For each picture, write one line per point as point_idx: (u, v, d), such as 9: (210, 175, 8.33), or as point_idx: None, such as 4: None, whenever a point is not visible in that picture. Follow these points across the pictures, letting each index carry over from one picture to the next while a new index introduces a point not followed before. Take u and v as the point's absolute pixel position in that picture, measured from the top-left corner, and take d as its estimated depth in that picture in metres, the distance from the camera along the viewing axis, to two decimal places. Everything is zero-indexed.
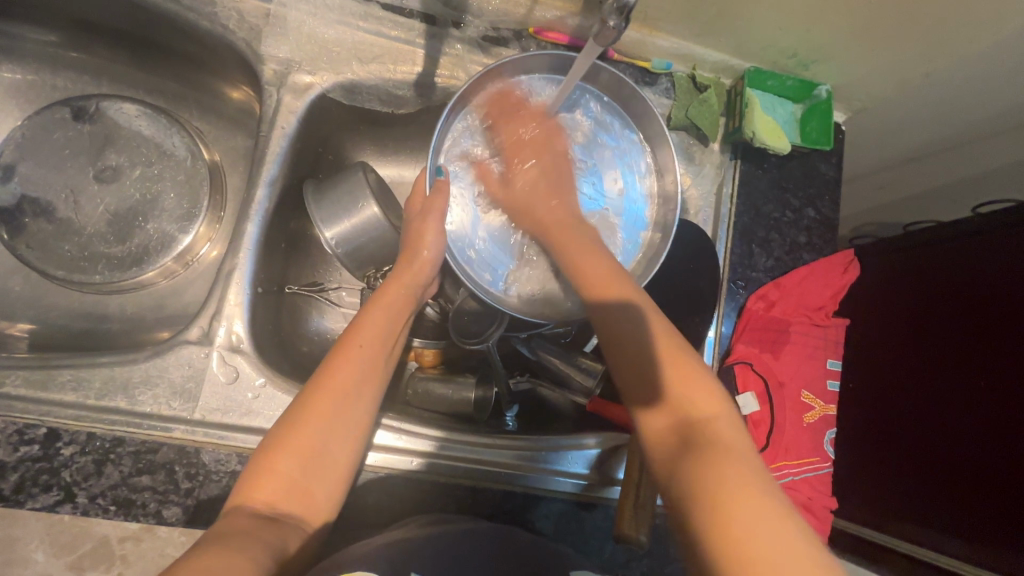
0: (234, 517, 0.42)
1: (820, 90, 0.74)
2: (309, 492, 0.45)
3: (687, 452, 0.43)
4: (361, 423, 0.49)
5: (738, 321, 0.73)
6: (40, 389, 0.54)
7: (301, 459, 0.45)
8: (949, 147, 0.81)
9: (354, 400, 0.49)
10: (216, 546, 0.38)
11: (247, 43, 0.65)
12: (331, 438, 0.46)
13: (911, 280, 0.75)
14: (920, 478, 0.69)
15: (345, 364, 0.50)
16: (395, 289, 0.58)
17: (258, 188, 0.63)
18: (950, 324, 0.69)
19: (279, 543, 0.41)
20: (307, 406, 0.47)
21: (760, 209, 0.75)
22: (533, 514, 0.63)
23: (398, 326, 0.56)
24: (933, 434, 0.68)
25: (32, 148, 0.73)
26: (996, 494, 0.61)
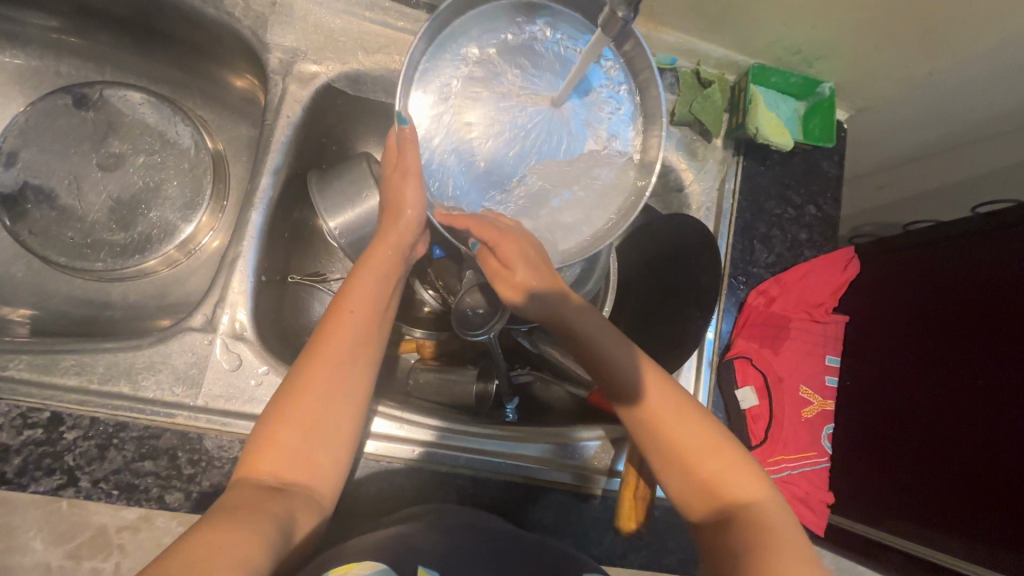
0: (241, 489, 0.43)
1: (823, 88, 0.74)
2: (313, 461, 0.46)
3: (730, 510, 0.46)
4: (358, 389, 0.49)
5: (738, 316, 0.73)
6: (43, 373, 0.54)
7: (301, 430, 0.46)
8: (950, 147, 0.81)
9: (349, 368, 0.49)
10: (222, 522, 0.39)
11: (252, 31, 0.65)
12: (331, 406, 0.47)
13: (909, 278, 0.75)
14: (915, 476, 0.70)
15: (337, 331, 0.50)
16: (383, 249, 0.57)
17: (263, 177, 0.64)
18: (947, 324, 0.70)
19: (288, 520, 0.42)
20: (302, 374, 0.47)
21: (762, 205, 0.75)
22: (533, 504, 0.64)
23: (389, 288, 0.56)
24: (928, 432, 0.69)
25: (35, 134, 0.72)
26: (993, 491, 0.62)
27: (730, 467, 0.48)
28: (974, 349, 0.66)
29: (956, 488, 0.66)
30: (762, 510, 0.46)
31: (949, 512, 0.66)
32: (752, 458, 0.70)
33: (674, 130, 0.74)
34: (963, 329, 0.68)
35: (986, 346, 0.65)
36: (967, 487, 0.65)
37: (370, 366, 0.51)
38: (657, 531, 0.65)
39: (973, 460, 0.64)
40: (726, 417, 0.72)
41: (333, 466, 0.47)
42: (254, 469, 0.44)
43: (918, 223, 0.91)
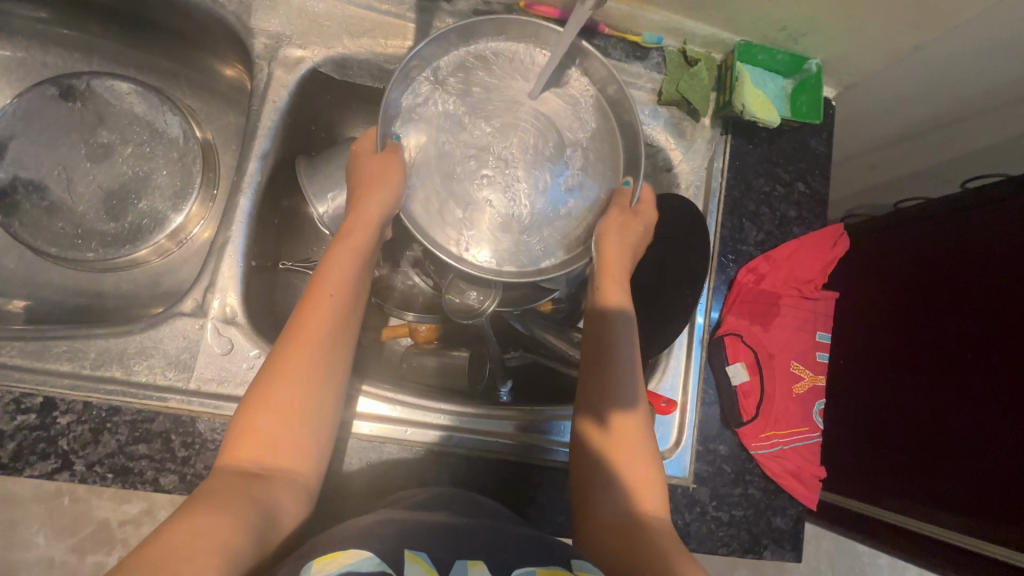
0: (225, 478, 0.42)
1: (810, 65, 0.74)
2: (293, 449, 0.46)
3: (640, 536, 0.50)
4: (336, 373, 0.49)
5: (728, 293, 0.73)
6: (36, 359, 0.54)
7: (280, 417, 0.46)
8: (938, 123, 0.82)
9: (329, 354, 0.49)
10: (204, 503, 0.39)
11: (237, 17, 0.65)
12: (309, 396, 0.47)
13: (901, 255, 0.76)
14: (909, 452, 0.71)
15: (315, 317, 0.50)
16: (359, 235, 0.55)
17: (251, 162, 0.64)
18: (940, 302, 0.70)
19: (273, 505, 0.42)
20: (277, 366, 0.47)
21: (751, 184, 0.75)
22: (526, 483, 0.64)
23: (364, 270, 0.55)
24: (923, 408, 0.70)
25: (22, 125, 0.72)
26: (986, 463, 0.63)
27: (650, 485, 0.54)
28: (967, 326, 0.66)
29: (953, 463, 0.66)
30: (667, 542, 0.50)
31: (945, 486, 0.67)
32: (743, 434, 0.70)
33: (661, 110, 0.74)
34: (956, 306, 0.68)
35: (978, 323, 0.65)
36: (960, 462, 0.66)
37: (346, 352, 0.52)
38: None
39: (968, 435, 0.65)
40: (717, 392, 0.72)
41: (315, 454, 0.47)
42: (236, 456, 0.44)
43: (908, 200, 0.91)
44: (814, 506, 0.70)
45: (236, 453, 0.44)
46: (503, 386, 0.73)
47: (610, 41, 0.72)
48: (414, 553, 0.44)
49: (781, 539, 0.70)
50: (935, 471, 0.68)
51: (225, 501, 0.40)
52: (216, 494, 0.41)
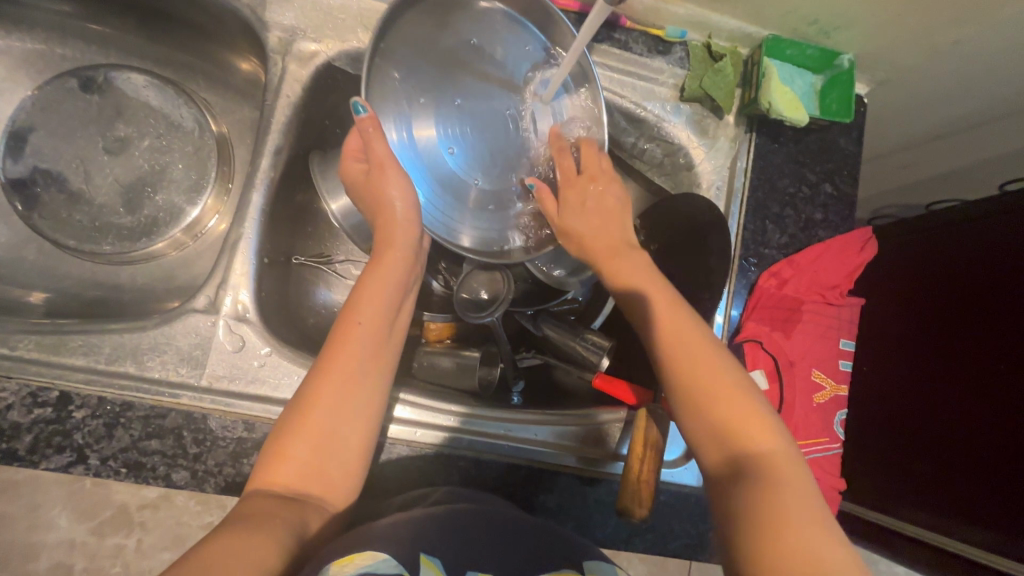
0: (256, 501, 0.43)
1: (843, 60, 0.71)
2: (328, 478, 0.46)
3: (751, 485, 0.42)
4: (371, 402, 0.49)
5: (749, 298, 0.71)
6: (53, 354, 0.55)
7: (314, 444, 0.45)
8: (976, 123, 0.78)
9: (362, 380, 0.49)
10: (234, 530, 0.39)
11: (251, 9, 0.64)
12: (342, 420, 0.47)
13: (920, 262, 0.74)
14: (930, 465, 0.68)
15: (349, 342, 0.49)
16: (392, 257, 0.55)
17: (263, 157, 0.63)
18: (955, 311, 0.68)
19: (300, 522, 0.42)
20: (310, 395, 0.47)
21: (775, 184, 0.72)
22: (538, 488, 0.63)
23: (399, 295, 0.54)
24: (940, 422, 0.67)
25: (41, 118, 0.73)
26: (1000, 473, 0.60)
27: (756, 421, 0.46)
28: (984, 335, 0.64)
29: (971, 478, 0.63)
30: (770, 469, 0.43)
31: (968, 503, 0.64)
32: None
33: (683, 106, 0.71)
34: (971, 318, 0.66)
35: (995, 336, 0.63)
36: (975, 474, 0.63)
37: (382, 381, 0.50)
38: (662, 516, 0.65)
39: (972, 445, 0.63)
40: None
41: (345, 481, 0.47)
42: (267, 480, 0.44)
43: (941, 203, 0.87)
44: None
45: (268, 474, 0.44)
46: (515, 386, 0.72)
47: (631, 34, 0.70)
48: (429, 559, 0.43)
49: None
50: (955, 486, 0.65)
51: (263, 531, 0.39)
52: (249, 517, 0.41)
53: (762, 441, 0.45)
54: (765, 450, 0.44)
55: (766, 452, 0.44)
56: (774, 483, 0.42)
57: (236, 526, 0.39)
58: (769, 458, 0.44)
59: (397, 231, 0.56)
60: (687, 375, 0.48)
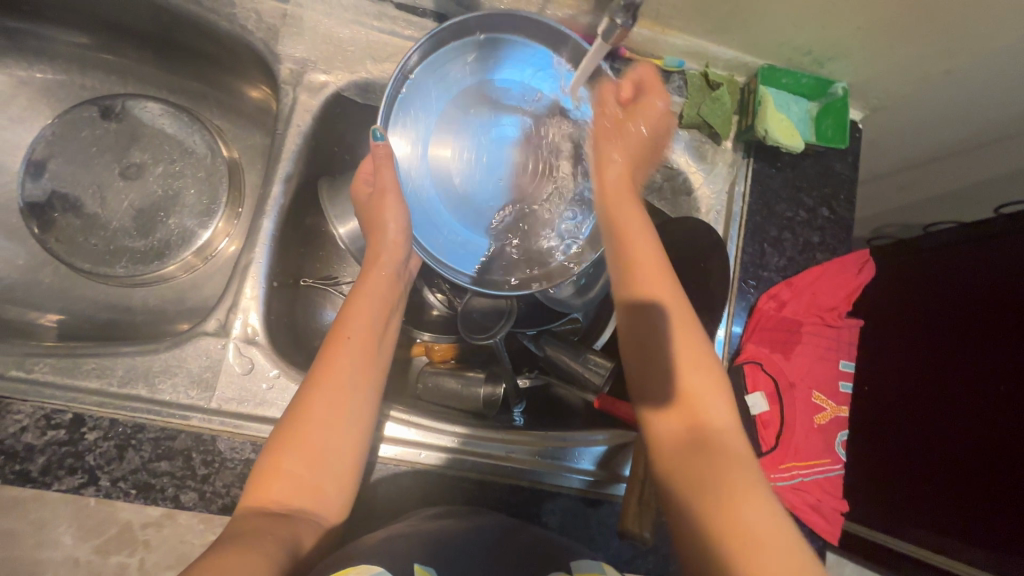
0: (248, 518, 0.44)
1: (836, 88, 0.73)
2: (316, 495, 0.47)
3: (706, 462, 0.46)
4: (359, 414, 0.51)
5: (748, 320, 0.72)
6: (67, 376, 0.56)
7: (307, 461, 0.47)
8: (968, 148, 0.80)
9: (347, 399, 0.50)
10: (232, 545, 0.40)
11: (265, 43, 0.67)
12: (331, 435, 0.49)
13: (907, 282, 0.75)
14: (928, 483, 0.68)
15: (336, 361, 0.51)
16: (377, 276, 0.58)
17: (274, 184, 0.65)
18: (948, 331, 0.70)
19: (291, 541, 0.44)
20: (297, 414, 0.48)
21: (773, 208, 0.74)
22: (541, 509, 0.64)
23: (384, 315, 0.56)
24: (936, 440, 0.68)
25: (60, 145, 0.75)
26: (1000, 491, 0.62)
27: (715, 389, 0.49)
28: (982, 355, 0.66)
29: (968, 496, 0.65)
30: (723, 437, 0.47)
31: (964, 521, 0.65)
32: (763, 465, 0.68)
33: (681, 133, 0.73)
34: (966, 339, 0.68)
35: (991, 356, 0.65)
36: (975, 492, 0.64)
37: (370, 396, 0.53)
38: (664, 538, 0.65)
39: (971, 463, 0.65)
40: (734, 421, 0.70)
41: (334, 496, 0.48)
42: (262, 499, 0.46)
43: (938, 225, 0.88)
44: (836, 542, 0.69)
45: (262, 493, 0.46)
46: (517, 408, 0.73)
47: (630, 64, 0.72)
48: (425, 568, 0.44)
49: None
50: (951, 504, 0.66)
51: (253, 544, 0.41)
52: (245, 533, 0.42)
53: (715, 406, 0.48)
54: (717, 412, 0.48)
55: (725, 426, 0.47)
56: (725, 462, 0.45)
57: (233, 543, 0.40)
58: (722, 425, 0.47)
59: (381, 253, 0.58)
60: (660, 335, 0.51)
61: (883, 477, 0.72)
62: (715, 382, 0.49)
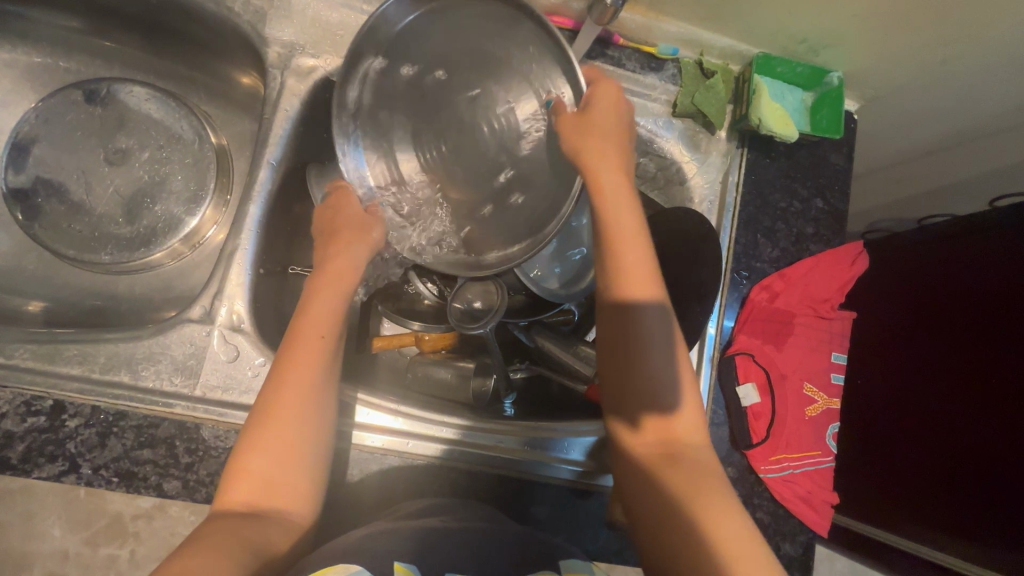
0: (218, 519, 0.44)
1: (832, 77, 0.72)
2: (288, 491, 0.47)
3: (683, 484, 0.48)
4: (321, 407, 0.50)
5: (741, 311, 0.71)
6: (47, 363, 0.55)
7: (275, 458, 0.47)
8: (963, 141, 0.79)
9: (312, 395, 0.50)
10: (199, 546, 0.40)
11: (252, 25, 0.65)
12: (296, 429, 0.48)
13: (917, 275, 0.74)
14: (927, 478, 0.67)
15: (300, 359, 0.51)
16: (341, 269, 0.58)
17: (261, 169, 0.64)
18: (950, 320, 0.69)
19: (263, 542, 0.43)
20: (265, 412, 0.48)
21: (767, 199, 0.73)
22: (529, 500, 0.64)
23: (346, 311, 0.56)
24: (934, 428, 0.68)
25: (44, 129, 0.74)
26: (1004, 488, 0.61)
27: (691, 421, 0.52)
28: (988, 348, 0.64)
29: (965, 485, 0.64)
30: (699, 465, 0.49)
31: (959, 510, 0.64)
32: (753, 457, 0.67)
33: (676, 122, 0.72)
34: (971, 331, 0.66)
35: (995, 349, 0.63)
36: (977, 487, 0.63)
37: (332, 391, 0.52)
38: None
39: (973, 459, 0.64)
40: (726, 413, 0.69)
41: (307, 490, 0.48)
42: (229, 499, 0.45)
43: (933, 217, 0.88)
44: (826, 534, 0.67)
45: (230, 494, 0.45)
46: (507, 399, 0.71)
47: (624, 51, 0.71)
48: (404, 566, 0.43)
49: (791, 566, 0.67)
50: (947, 492, 0.66)
51: (218, 544, 0.40)
52: (210, 534, 0.42)
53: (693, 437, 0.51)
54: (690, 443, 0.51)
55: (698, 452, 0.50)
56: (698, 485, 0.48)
57: (193, 544, 0.40)
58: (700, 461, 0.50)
59: (350, 253, 0.59)
60: (639, 357, 0.51)
61: (880, 473, 0.71)
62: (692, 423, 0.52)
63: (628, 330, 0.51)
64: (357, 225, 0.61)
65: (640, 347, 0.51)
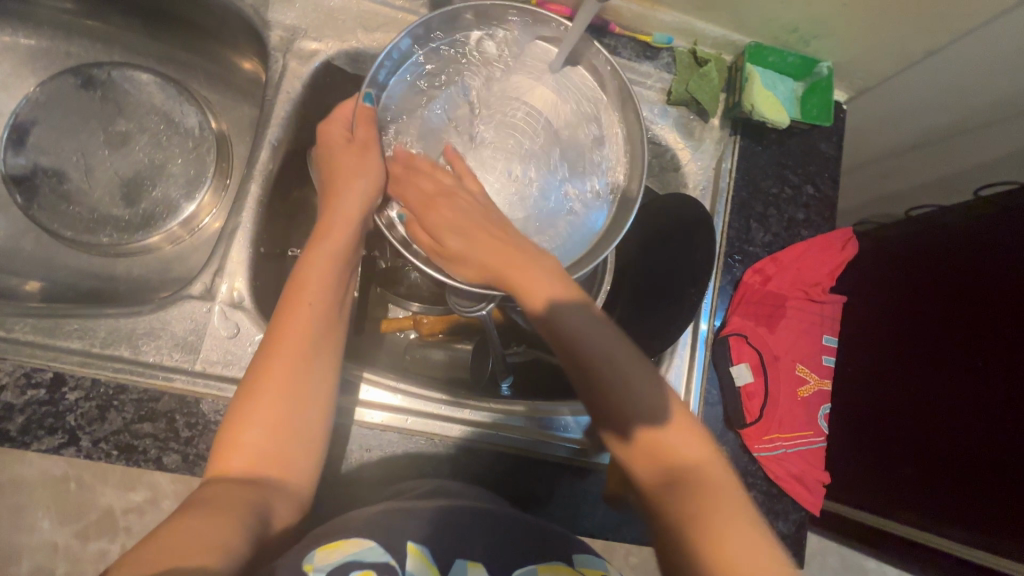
0: (215, 484, 0.44)
1: (821, 67, 0.74)
2: (284, 462, 0.47)
3: (688, 496, 0.43)
4: (322, 381, 0.50)
5: (734, 293, 0.73)
6: (47, 336, 0.55)
7: (270, 429, 0.47)
8: (947, 133, 0.82)
9: (308, 363, 0.49)
10: (196, 513, 0.40)
11: (254, 9, 0.66)
12: (293, 403, 0.48)
13: (909, 263, 0.75)
14: (923, 466, 0.69)
15: (297, 321, 0.50)
16: (340, 227, 0.56)
17: (263, 150, 0.65)
18: (944, 308, 0.70)
19: (263, 507, 0.44)
20: (260, 380, 0.48)
21: (759, 185, 0.75)
22: (527, 476, 0.64)
23: (344, 270, 0.55)
24: (933, 423, 0.68)
25: (45, 112, 0.74)
26: (993, 472, 0.62)
27: (683, 437, 0.45)
28: (979, 336, 0.65)
29: (962, 471, 0.65)
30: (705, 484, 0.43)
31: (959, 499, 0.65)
32: (747, 435, 0.69)
33: (671, 109, 0.74)
34: (962, 319, 0.67)
35: (987, 337, 0.64)
36: (969, 472, 0.64)
37: (332, 365, 0.51)
38: None
39: (966, 446, 0.65)
40: (720, 392, 0.71)
41: (303, 462, 0.48)
42: (220, 471, 0.45)
43: (920, 208, 0.90)
44: (817, 511, 0.68)
45: (222, 463, 0.45)
46: (504, 381, 0.71)
47: (620, 40, 0.73)
48: (416, 547, 0.44)
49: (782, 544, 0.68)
50: (943, 480, 0.67)
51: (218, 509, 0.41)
52: (210, 499, 0.42)
53: (694, 452, 0.45)
54: (693, 461, 0.44)
55: (702, 464, 0.44)
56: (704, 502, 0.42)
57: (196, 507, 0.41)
58: (706, 471, 0.44)
59: (340, 205, 0.56)
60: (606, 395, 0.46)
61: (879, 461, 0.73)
62: (695, 439, 0.45)
63: (567, 338, 0.47)
64: (358, 144, 0.57)
65: (609, 386, 0.46)
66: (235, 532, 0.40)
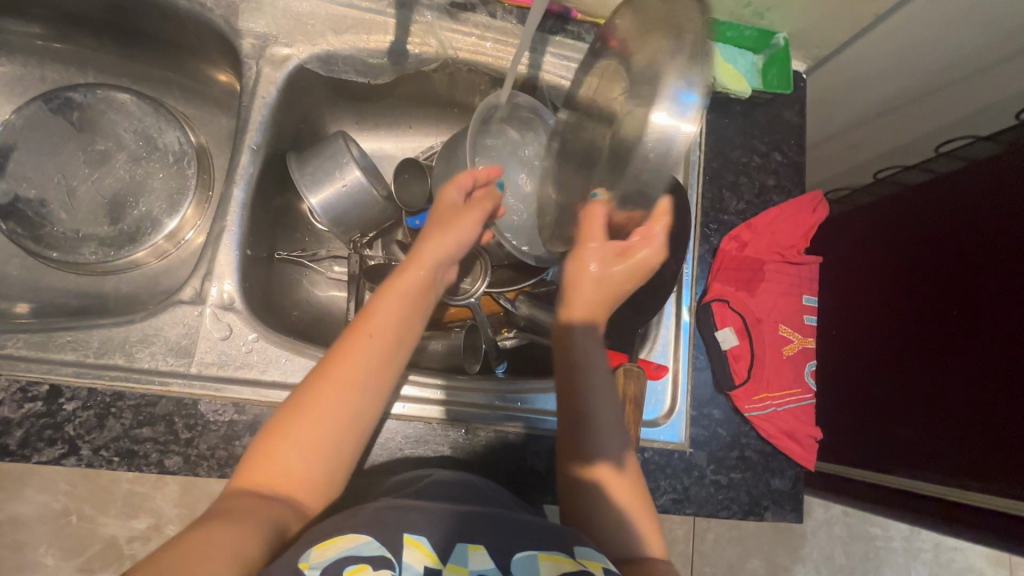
0: (235, 493, 0.44)
1: (777, 39, 0.76)
2: (315, 474, 0.47)
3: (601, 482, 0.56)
4: (369, 412, 0.50)
5: (713, 262, 0.75)
6: (40, 350, 0.56)
7: (313, 447, 0.47)
8: (905, 94, 0.85)
9: (362, 387, 0.50)
10: (211, 522, 0.41)
11: (225, 19, 0.68)
12: (338, 423, 0.48)
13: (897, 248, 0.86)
14: (930, 424, 0.78)
15: (357, 345, 0.51)
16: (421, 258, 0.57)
17: (242, 154, 0.66)
18: (930, 282, 0.80)
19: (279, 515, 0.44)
20: (309, 393, 0.49)
21: (728, 155, 0.77)
22: (525, 452, 0.66)
23: (417, 301, 0.56)
24: (924, 384, 0.79)
25: (23, 136, 0.75)
26: (993, 416, 0.71)
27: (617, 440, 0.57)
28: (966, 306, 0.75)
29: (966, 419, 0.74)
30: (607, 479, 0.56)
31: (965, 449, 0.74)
32: (736, 397, 0.70)
33: None
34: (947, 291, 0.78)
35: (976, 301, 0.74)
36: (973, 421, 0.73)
37: (382, 396, 0.52)
38: (647, 473, 0.67)
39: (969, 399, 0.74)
40: (708, 357, 0.73)
41: (335, 476, 0.49)
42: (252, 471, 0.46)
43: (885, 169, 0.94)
44: (812, 466, 0.70)
45: (255, 468, 0.46)
46: (498, 366, 0.73)
47: (583, 25, 0.75)
48: (414, 538, 0.45)
49: (781, 500, 0.70)
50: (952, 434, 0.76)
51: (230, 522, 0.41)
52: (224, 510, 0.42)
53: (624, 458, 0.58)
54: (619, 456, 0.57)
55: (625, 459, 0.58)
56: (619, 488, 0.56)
57: (213, 516, 0.41)
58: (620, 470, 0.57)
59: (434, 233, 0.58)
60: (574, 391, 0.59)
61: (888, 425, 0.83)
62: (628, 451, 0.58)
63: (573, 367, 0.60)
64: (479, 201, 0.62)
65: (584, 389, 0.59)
66: (254, 540, 0.41)
